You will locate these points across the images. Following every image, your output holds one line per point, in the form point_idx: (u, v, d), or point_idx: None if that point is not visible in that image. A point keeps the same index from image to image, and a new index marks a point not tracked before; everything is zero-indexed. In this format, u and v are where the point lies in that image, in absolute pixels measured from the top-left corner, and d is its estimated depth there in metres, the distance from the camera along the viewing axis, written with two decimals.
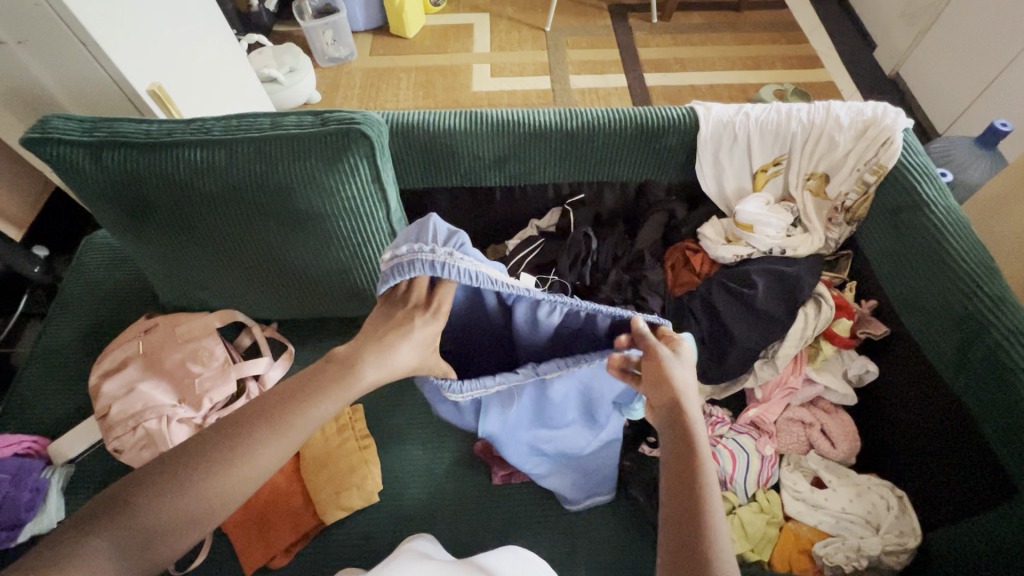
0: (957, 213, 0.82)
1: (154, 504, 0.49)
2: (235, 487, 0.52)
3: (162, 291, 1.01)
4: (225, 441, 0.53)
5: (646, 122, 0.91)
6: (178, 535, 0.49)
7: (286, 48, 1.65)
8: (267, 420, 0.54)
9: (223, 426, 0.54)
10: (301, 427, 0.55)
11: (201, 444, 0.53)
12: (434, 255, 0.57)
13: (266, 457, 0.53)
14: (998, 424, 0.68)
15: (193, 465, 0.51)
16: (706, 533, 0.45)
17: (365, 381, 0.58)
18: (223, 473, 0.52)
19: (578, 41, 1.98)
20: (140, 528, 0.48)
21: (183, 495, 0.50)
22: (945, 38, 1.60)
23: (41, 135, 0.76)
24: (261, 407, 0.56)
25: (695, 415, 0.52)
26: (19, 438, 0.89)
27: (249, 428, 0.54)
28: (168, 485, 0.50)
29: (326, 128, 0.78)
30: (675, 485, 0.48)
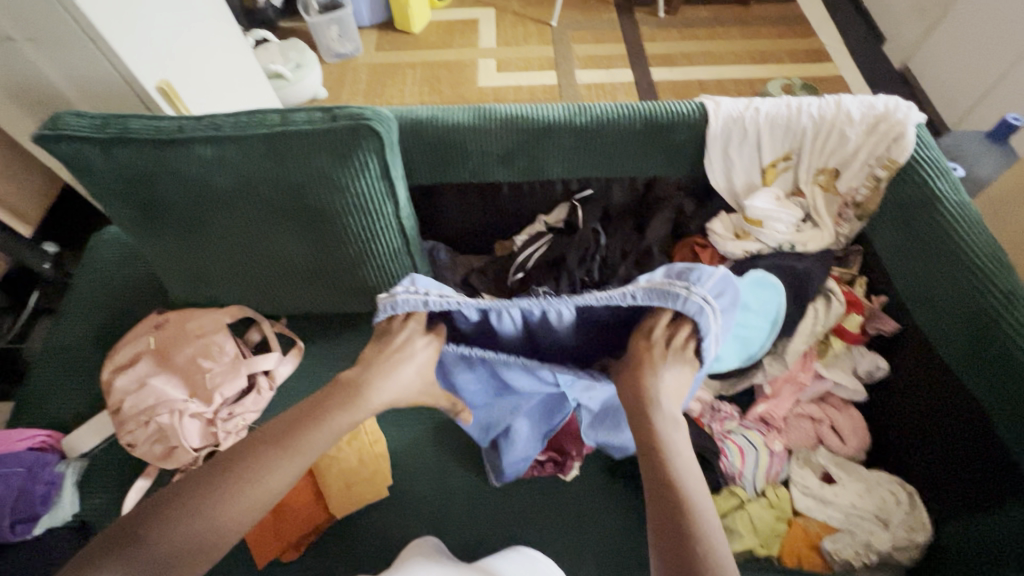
0: (969, 208, 0.81)
1: (171, 529, 0.52)
2: (244, 509, 0.55)
3: (172, 286, 1.02)
4: (237, 469, 0.57)
5: (655, 117, 0.91)
6: (191, 557, 0.52)
7: (292, 44, 1.65)
8: (276, 446, 0.59)
9: (234, 454, 0.59)
10: (309, 450, 0.60)
11: (215, 472, 0.57)
12: (428, 295, 0.60)
13: (275, 480, 0.57)
14: (1010, 421, 0.68)
15: (208, 492, 0.55)
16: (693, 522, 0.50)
17: (372, 402, 0.61)
18: (235, 498, 0.55)
19: (584, 36, 1.96)
20: (157, 552, 0.51)
21: (198, 519, 0.53)
22: (955, 31, 1.58)
23: (52, 131, 0.76)
24: (269, 434, 0.60)
25: (667, 415, 0.56)
26: (33, 432, 0.90)
27: (261, 452, 0.58)
28: (184, 510, 0.54)
29: (336, 124, 0.78)
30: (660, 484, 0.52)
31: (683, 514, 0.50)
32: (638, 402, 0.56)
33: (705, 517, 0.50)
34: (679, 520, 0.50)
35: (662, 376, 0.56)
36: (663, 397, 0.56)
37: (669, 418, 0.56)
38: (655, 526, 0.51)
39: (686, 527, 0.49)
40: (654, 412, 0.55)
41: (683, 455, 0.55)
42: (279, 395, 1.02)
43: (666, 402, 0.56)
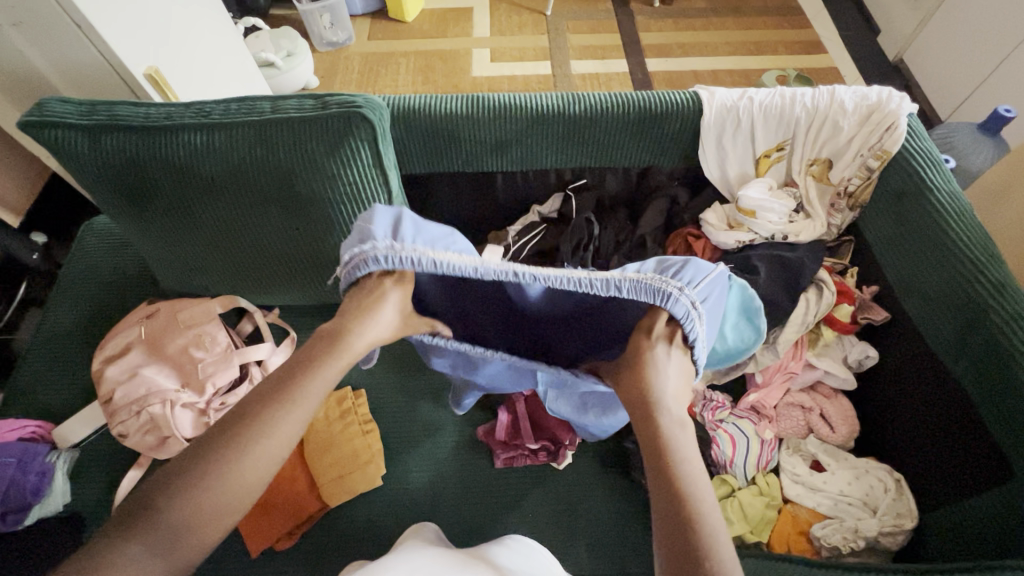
0: (960, 197, 0.82)
1: (178, 505, 0.48)
2: (258, 471, 0.52)
3: (162, 276, 1.01)
4: (232, 434, 0.52)
5: (649, 106, 0.90)
6: (208, 527, 0.49)
7: (283, 31, 1.62)
8: (271, 402, 0.54)
9: (225, 421, 0.53)
10: (308, 398, 0.55)
11: (206, 442, 0.52)
12: (375, 249, 0.56)
13: (282, 433, 0.53)
14: (997, 408, 0.69)
15: (204, 463, 0.50)
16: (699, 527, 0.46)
17: (355, 348, 0.58)
18: (238, 460, 0.51)
19: (579, 26, 1.95)
20: (171, 530, 0.47)
21: (209, 492, 0.49)
22: (950, 23, 1.58)
23: (38, 118, 0.75)
24: (260, 393, 0.55)
25: (671, 419, 0.53)
26: (23, 423, 0.90)
27: (256, 411, 0.53)
28: (184, 484, 0.49)
29: (327, 112, 0.77)
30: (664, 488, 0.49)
31: (687, 519, 0.46)
32: (640, 403, 0.55)
33: (714, 526, 0.46)
34: (682, 527, 0.46)
35: (664, 374, 0.55)
36: (665, 397, 0.54)
37: (674, 420, 0.54)
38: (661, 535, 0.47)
39: (689, 530, 0.45)
40: (657, 411, 0.53)
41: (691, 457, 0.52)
42: None
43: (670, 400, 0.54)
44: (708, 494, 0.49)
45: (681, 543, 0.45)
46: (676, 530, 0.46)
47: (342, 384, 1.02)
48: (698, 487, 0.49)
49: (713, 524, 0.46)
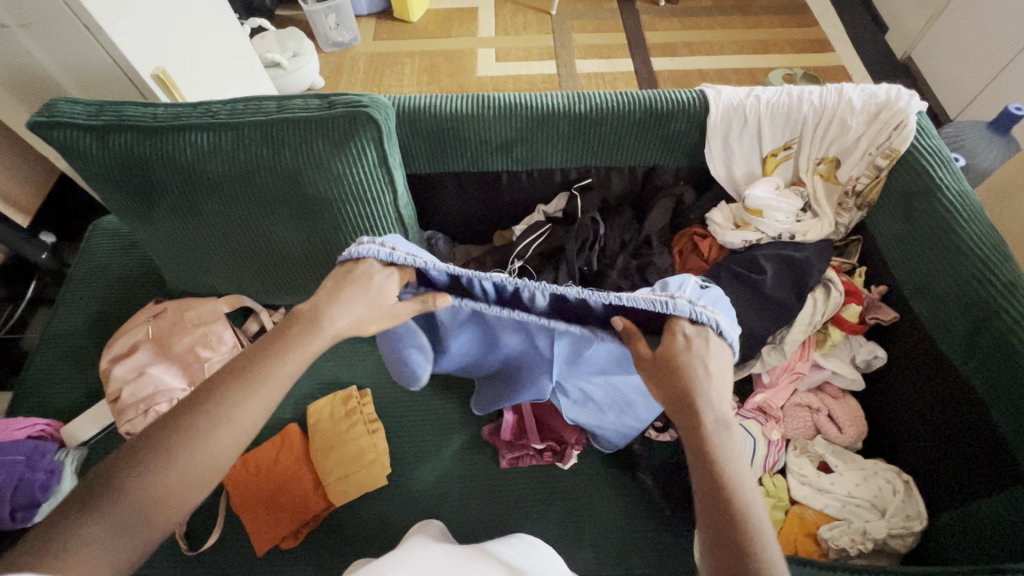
0: (970, 196, 0.81)
1: (145, 480, 0.47)
2: (225, 448, 0.51)
3: (170, 276, 1.02)
4: (197, 411, 0.51)
5: (655, 104, 0.90)
6: (174, 502, 0.48)
7: (289, 32, 1.63)
8: (238, 380, 0.53)
9: (191, 399, 0.52)
10: (277, 374, 0.54)
11: (172, 420, 0.51)
12: (394, 249, 0.62)
13: (248, 410, 0.52)
14: (1007, 409, 0.68)
15: (167, 438, 0.49)
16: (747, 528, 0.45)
17: (332, 328, 0.57)
18: (207, 437, 0.50)
19: (583, 25, 1.94)
20: (138, 504, 0.47)
21: (172, 468, 0.48)
22: (958, 21, 1.57)
23: (47, 119, 0.75)
24: (227, 372, 0.54)
25: (715, 415, 0.52)
26: (32, 421, 0.91)
27: (222, 389, 0.53)
28: (150, 460, 0.48)
29: (333, 112, 0.77)
30: (709, 486, 0.48)
31: (734, 519, 0.45)
32: (682, 397, 0.53)
33: (761, 527, 0.45)
34: (729, 527, 0.45)
35: (701, 367, 0.54)
36: (707, 393, 0.53)
37: (718, 417, 0.52)
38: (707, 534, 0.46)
39: (736, 530, 0.45)
40: (701, 407, 0.52)
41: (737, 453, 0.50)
42: None
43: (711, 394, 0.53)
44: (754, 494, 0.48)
45: (728, 543, 0.44)
46: (721, 530, 0.45)
47: (347, 383, 1.02)
48: (745, 485, 0.48)
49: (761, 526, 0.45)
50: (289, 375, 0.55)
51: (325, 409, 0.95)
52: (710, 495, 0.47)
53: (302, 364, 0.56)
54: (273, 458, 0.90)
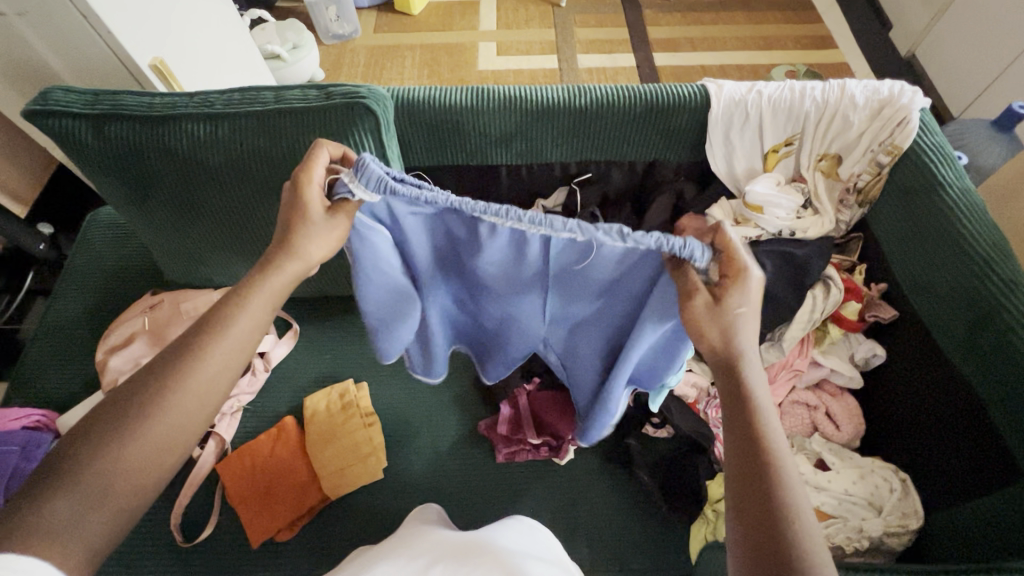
0: (973, 193, 0.80)
1: (114, 450, 0.44)
2: (194, 413, 0.49)
3: (167, 267, 1.01)
4: (155, 382, 0.48)
5: (657, 99, 0.89)
6: (152, 466, 0.46)
7: (289, 24, 1.62)
8: (195, 340, 0.51)
9: (147, 373, 0.49)
10: (236, 330, 0.53)
11: (128, 393, 0.48)
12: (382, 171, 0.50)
13: (210, 375, 0.50)
14: (1008, 408, 0.67)
15: (127, 411, 0.46)
16: (777, 479, 0.46)
17: (286, 274, 0.55)
18: (174, 398, 0.48)
19: (586, 19, 1.93)
20: (111, 474, 0.44)
21: (135, 440, 0.45)
22: (963, 19, 1.56)
23: (42, 107, 0.74)
24: (185, 338, 0.52)
25: (754, 369, 0.51)
26: (28, 412, 0.90)
27: (178, 355, 0.50)
28: (114, 431, 0.45)
29: (330, 102, 0.76)
30: (743, 439, 0.48)
31: (765, 473, 0.46)
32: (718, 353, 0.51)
33: (790, 479, 0.46)
34: (759, 477, 0.46)
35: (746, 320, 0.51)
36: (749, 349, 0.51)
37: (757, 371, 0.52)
38: (735, 482, 0.48)
39: (767, 480, 0.46)
40: (741, 358, 0.51)
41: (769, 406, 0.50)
42: (274, 378, 1.01)
43: (747, 347, 0.51)
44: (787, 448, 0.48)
45: (757, 490, 0.46)
46: (751, 479, 0.46)
47: (343, 378, 1.02)
48: (776, 437, 0.48)
49: (790, 477, 0.46)
50: (247, 338, 0.54)
51: (321, 402, 0.95)
52: (741, 450, 0.48)
53: (258, 324, 0.55)
54: (268, 450, 0.90)
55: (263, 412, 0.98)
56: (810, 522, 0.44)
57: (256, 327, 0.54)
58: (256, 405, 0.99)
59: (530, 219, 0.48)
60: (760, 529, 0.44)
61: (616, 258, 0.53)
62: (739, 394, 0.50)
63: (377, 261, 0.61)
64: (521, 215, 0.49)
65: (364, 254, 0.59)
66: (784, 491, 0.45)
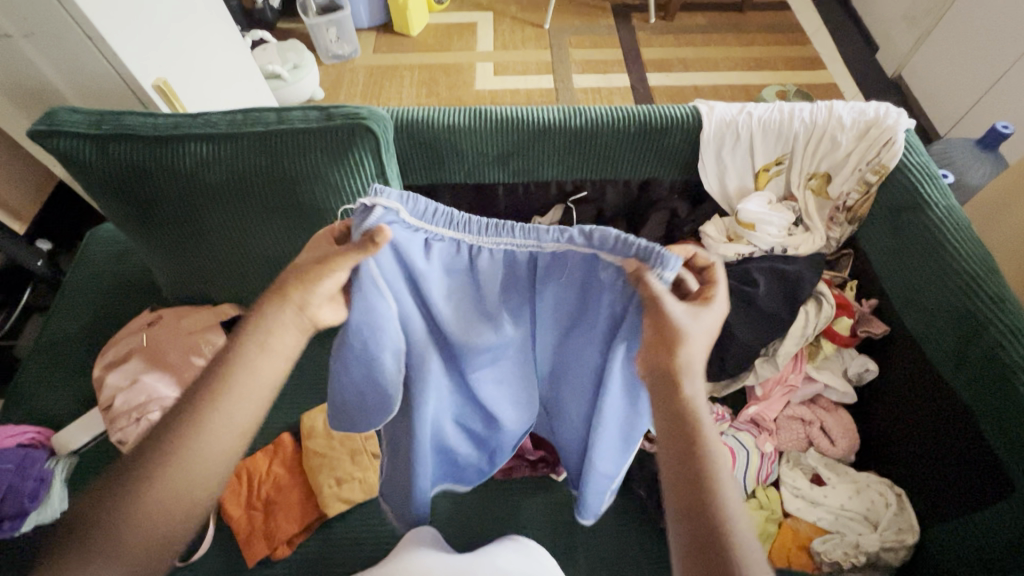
0: (958, 212, 0.82)
1: (125, 516, 0.45)
2: (205, 475, 0.48)
3: (167, 284, 1.01)
4: (165, 443, 0.48)
5: (650, 119, 0.91)
6: (163, 531, 0.46)
7: (290, 45, 1.65)
8: (199, 397, 0.50)
9: (160, 427, 0.49)
10: (239, 384, 0.51)
11: (143, 451, 0.48)
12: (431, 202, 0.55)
13: (218, 436, 0.49)
14: (997, 422, 0.68)
15: (136, 476, 0.46)
16: (709, 470, 0.47)
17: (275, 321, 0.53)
18: (182, 462, 0.47)
19: (581, 40, 1.98)
20: (121, 541, 0.45)
21: (146, 504, 0.46)
22: (947, 41, 1.60)
23: (48, 127, 0.76)
24: (193, 390, 0.51)
25: (694, 370, 0.51)
26: (23, 429, 0.90)
27: (186, 413, 0.49)
28: (125, 496, 0.46)
29: (331, 123, 0.78)
30: (677, 436, 0.49)
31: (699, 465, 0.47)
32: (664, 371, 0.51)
33: (720, 470, 0.47)
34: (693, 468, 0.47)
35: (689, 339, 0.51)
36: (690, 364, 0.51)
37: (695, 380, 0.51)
38: (671, 478, 0.48)
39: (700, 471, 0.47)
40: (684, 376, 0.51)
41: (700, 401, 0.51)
42: None
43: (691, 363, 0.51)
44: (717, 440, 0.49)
45: (692, 481, 0.47)
46: (686, 472, 0.47)
47: None
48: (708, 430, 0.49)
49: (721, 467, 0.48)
50: (254, 401, 0.51)
51: (319, 419, 0.94)
52: (677, 447, 0.49)
53: (263, 375, 0.52)
54: (265, 467, 0.91)
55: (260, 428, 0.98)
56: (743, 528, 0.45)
57: (263, 386, 0.52)
58: None
59: (522, 230, 0.55)
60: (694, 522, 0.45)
61: (596, 294, 0.58)
62: (677, 394, 0.50)
63: (370, 330, 0.57)
64: (515, 229, 0.55)
65: (361, 321, 0.57)
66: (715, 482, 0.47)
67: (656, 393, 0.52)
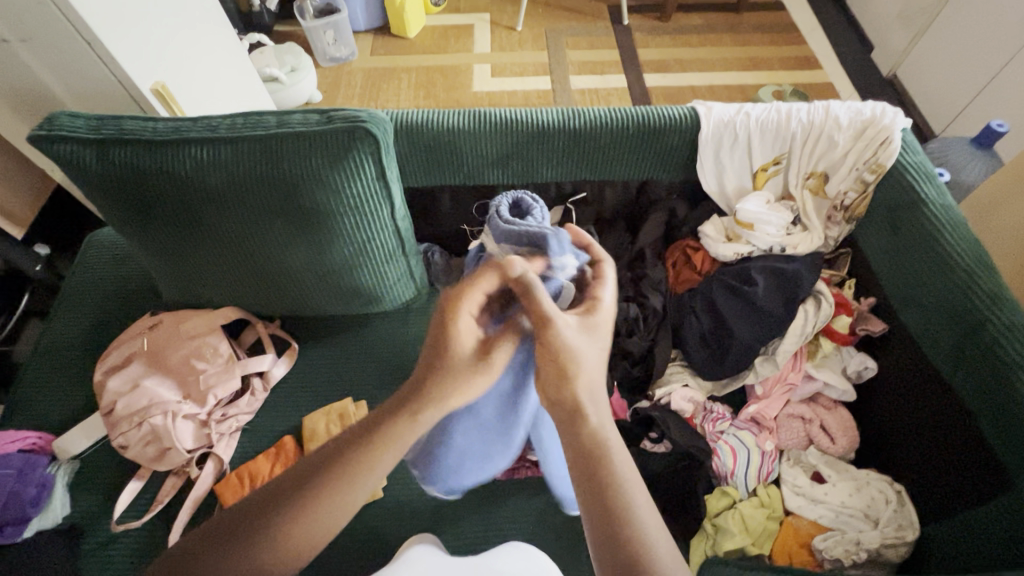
0: (954, 210, 0.83)
1: (264, 548, 0.53)
2: (315, 539, 0.55)
3: (166, 289, 1.01)
4: (306, 503, 0.54)
5: (648, 120, 0.92)
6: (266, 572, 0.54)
7: (288, 48, 1.66)
8: (346, 474, 0.54)
9: (308, 478, 0.55)
10: (379, 473, 0.55)
11: (290, 494, 0.54)
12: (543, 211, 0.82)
13: (342, 511, 0.55)
14: (995, 418, 0.69)
15: (280, 519, 0.53)
16: (613, 481, 0.51)
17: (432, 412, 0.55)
18: (312, 527, 0.54)
19: (578, 42, 1.98)
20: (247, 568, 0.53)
21: (274, 549, 0.53)
22: (942, 40, 1.61)
23: (48, 133, 0.77)
24: (343, 455, 0.55)
25: (591, 394, 0.54)
26: (24, 434, 0.90)
27: (329, 483, 0.54)
28: (265, 536, 0.53)
29: (331, 126, 0.79)
30: (583, 458, 0.53)
31: (604, 480, 0.51)
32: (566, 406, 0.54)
33: (624, 479, 0.52)
34: (601, 485, 0.51)
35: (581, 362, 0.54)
36: (586, 382, 0.54)
37: (593, 395, 0.55)
38: (584, 496, 0.52)
39: (606, 488, 0.51)
40: (586, 400, 0.54)
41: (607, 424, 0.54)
42: (273, 398, 1.01)
43: (586, 381, 0.54)
44: (621, 447, 0.54)
45: (602, 497, 0.51)
46: (597, 491, 0.51)
47: (342, 396, 1.02)
48: (613, 449, 0.53)
49: (626, 476, 0.52)
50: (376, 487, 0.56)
51: (320, 422, 0.96)
52: (585, 469, 0.52)
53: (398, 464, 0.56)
54: (267, 471, 0.91)
55: (262, 431, 0.98)
56: (645, 520, 0.51)
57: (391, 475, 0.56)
58: (255, 425, 0.98)
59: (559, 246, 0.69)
60: (605, 529, 0.50)
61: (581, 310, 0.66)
62: (578, 423, 0.54)
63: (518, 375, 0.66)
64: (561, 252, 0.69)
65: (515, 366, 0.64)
66: (620, 489, 0.51)
67: (561, 420, 0.55)
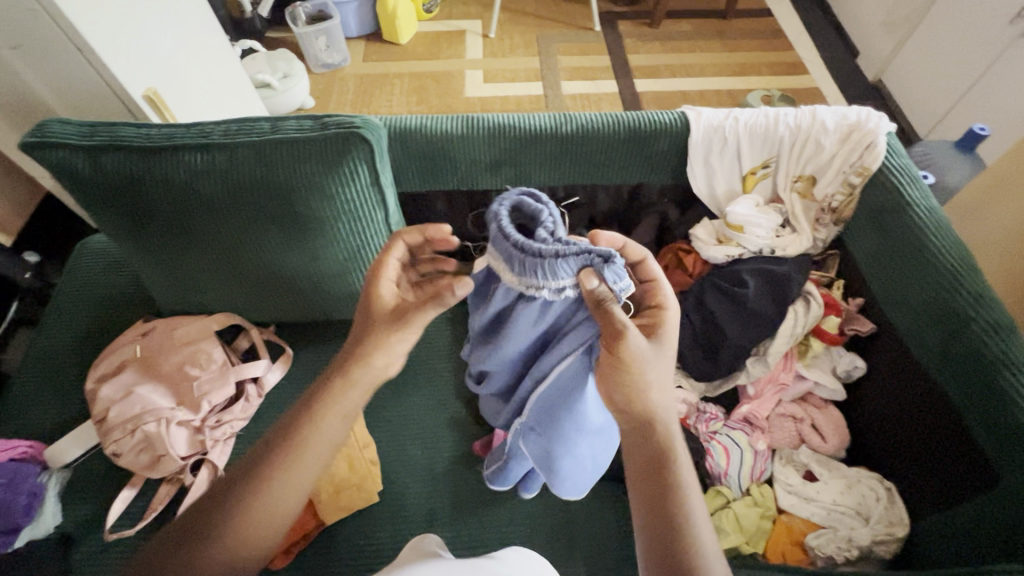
0: (938, 212, 0.85)
1: (223, 524, 0.55)
2: (275, 512, 0.56)
3: (159, 294, 1.01)
4: (255, 474, 0.56)
5: (638, 126, 0.94)
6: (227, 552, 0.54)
7: (280, 54, 1.66)
8: (291, 441, 0.58)
9: (259, 453, 0.58)
10: (325, 434, 0.59)
11: (245, 471, 0.57)
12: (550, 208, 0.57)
13: (294, 481, 0.57)
14: (981, 415, 0.70)
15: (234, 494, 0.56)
16: (678, 494, 0.54)
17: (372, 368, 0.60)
18: (265, 497, 0.56)
19: (569, 48, 2.00)
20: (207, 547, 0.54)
21: (232, 524, 0.55)
22: (925, 46, 1.65)
23: (39, 139, 0.76)
24: (288, 427, 0.59)
25: (663, 408, 0.57)
26: (14, 443, 0.88)
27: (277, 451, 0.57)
28: (222, 512, 0.55)
29: (326, 132, 0.79)
30: (648, 467, 0.56)
31: (669, 491, 0.54)
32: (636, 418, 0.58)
33: (688, 493, 0.55)
34: (664, 494, 0.54)
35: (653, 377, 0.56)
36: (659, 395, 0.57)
37: (667, 412, 0.58)
38: (645, 503, 0.55)
39: (670, 498, 0.54)
40: (659, 416, 0.57)
41: (675, 440, 0.57)
42: (267, 404, 1.01)
43: (658, 396, 0.57)
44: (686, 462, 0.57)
45: (664, 507, 0.54)
46: (658, 500, 0.54)
47: None
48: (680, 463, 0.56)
49: (690, 490, 0.55)
50: (325, 453, 0.59)
51: None
52: (650, 479, 0.55)
53: (341, 429, 0.60)
54: None
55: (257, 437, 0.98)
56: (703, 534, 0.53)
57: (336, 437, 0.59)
58: (250, 431, 0.98)
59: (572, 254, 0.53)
60: (663, 539, 0.53)
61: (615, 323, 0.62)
62: (649, 434, 0.57)
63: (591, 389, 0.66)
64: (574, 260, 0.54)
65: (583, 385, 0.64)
66: (683, 502, 0.54)
67: (631, 431, 0.58)
